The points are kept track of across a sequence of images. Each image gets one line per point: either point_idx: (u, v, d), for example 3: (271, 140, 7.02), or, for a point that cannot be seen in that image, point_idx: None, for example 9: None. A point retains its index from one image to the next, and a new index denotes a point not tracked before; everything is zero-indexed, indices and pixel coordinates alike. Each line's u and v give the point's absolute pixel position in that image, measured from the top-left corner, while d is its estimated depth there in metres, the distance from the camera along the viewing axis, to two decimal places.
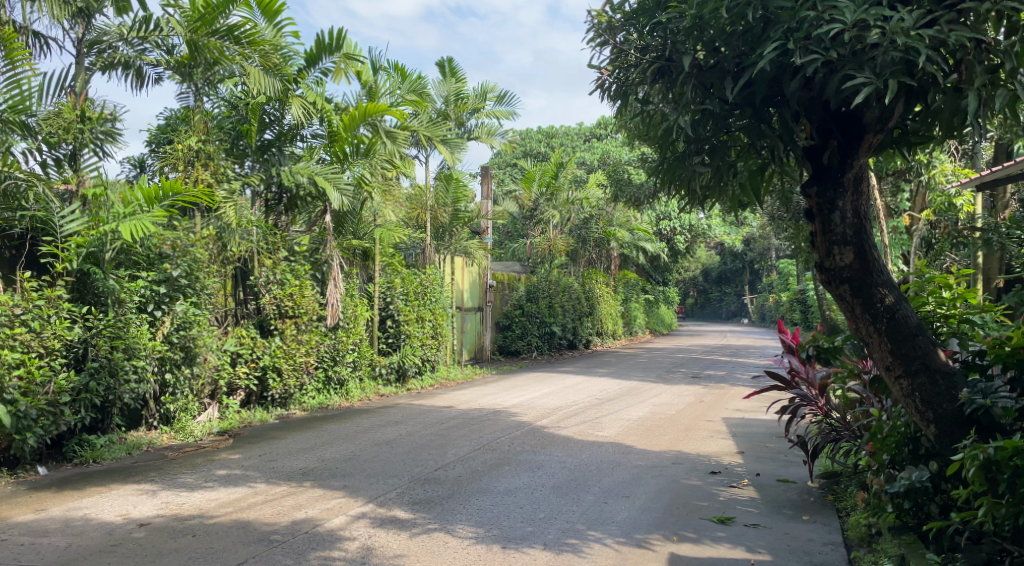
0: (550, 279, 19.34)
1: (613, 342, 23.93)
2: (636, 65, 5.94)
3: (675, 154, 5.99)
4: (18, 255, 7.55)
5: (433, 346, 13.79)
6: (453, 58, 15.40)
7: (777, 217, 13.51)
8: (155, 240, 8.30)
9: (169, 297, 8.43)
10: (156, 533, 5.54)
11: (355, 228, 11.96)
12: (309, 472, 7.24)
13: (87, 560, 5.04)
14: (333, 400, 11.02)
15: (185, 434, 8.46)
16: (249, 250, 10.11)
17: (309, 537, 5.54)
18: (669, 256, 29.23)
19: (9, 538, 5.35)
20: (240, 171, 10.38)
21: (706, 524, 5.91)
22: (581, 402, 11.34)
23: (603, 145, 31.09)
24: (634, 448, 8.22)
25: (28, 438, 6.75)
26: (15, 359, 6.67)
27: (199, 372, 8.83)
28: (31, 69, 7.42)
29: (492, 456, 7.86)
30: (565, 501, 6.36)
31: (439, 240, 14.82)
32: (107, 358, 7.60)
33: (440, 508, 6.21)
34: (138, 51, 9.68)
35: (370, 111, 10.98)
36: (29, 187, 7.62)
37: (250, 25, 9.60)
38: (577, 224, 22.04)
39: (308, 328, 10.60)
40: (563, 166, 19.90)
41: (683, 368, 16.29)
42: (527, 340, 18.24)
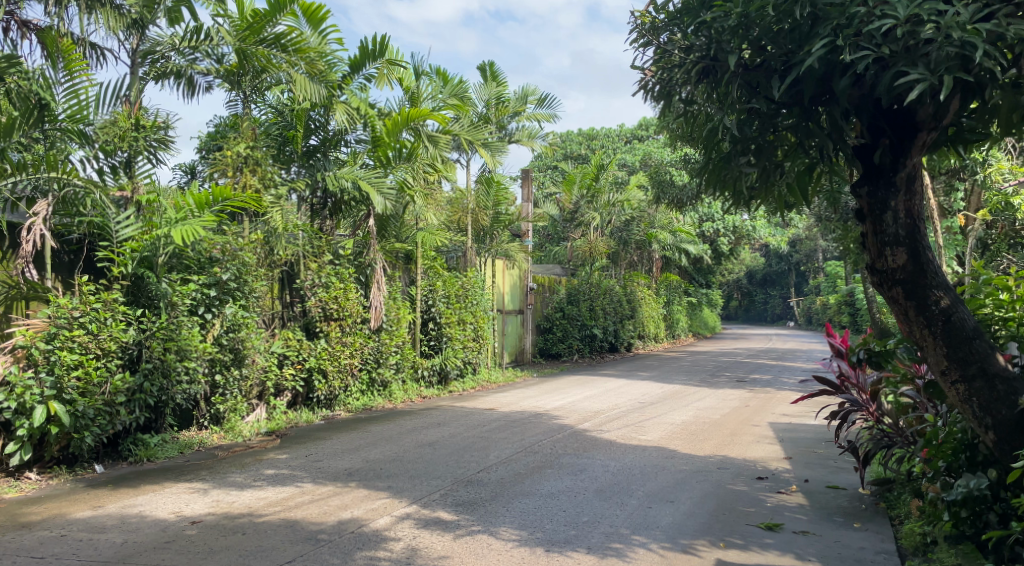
0: (591, 282, 19.28)
1: (656, 345, 23.78)
2: (679, 64, 5.90)
3: (721, 155, 5.93)
4: (76, 259, 7.88)
5: (475, 348, 13.85)
6: (494, 61, 15.46)
7: (825, 218, 13.26)
8: (206, 245, 8.44)
9: (219, 300, 8.59)
10: (207, 531, 5.65)
11: (398, 231, 12.03)
12: (355, 473, 7.33)
13: (142, 556, 5.16)
14: (377, 401, 11.15)
15: (235, 434, 8.63)
16: (296, 254, 10.26)
17: (355, 537, 5.60)
18: (713, 258, 28.91)
19: (68, 533, 5.50)
20: (286, 177, 10.57)
21: (753, 530, 5.84)
22: (623, 405, 11.29)
23: (645, 145, 30.85)
24: (679, 452, 8.17)
25: (86, 436, 6.97)
26: (73, 359, 6.89)
27: (248, 373, 8.97)
28: (88, 78, 7.63)
29: (535, 459, 7.87)
30: (608, 505, 6.34)
31: (480, 243, 14.91)
32: (161, 359, 7.76)
33: (484, 510, 6.23)
34: (189, 60, 9.73)
35: (412, 115, 11.07)
36: (87, 194, 7.66)
37: (296, 33, 9.74)
38: (618, 227, 21.77)
39: (352, 330, 10.75)
40: (604, 168, 19.81)
41: (727, 371, 16.11)
42: (569, 342, 18.22)
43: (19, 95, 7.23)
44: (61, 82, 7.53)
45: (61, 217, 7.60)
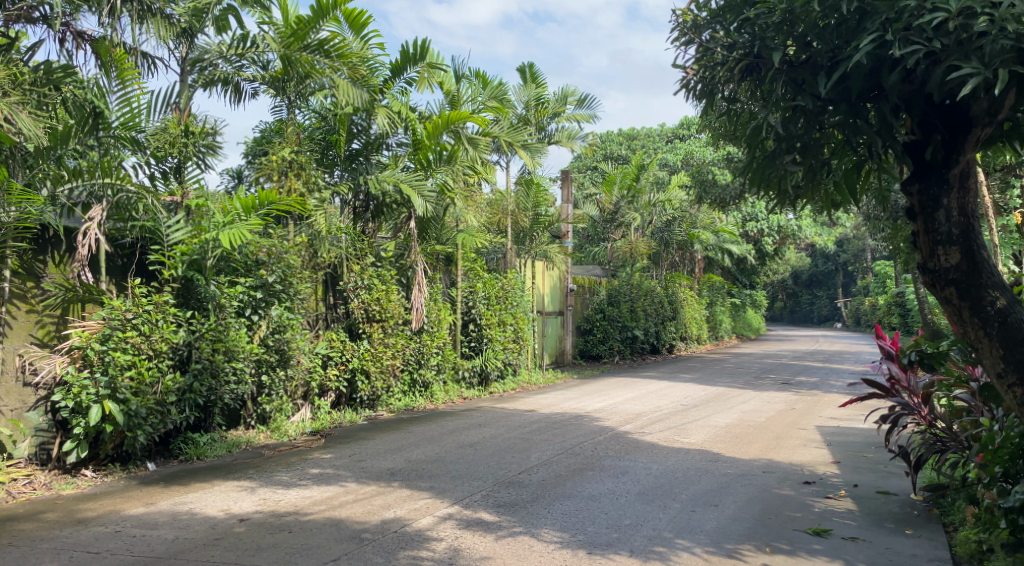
0: (632, 283, 19.18)
1: (698, 347, 23.55)
2: (723, 63, 5.84)
3: (765, 154, 5.85)
4: (129, 262, 8.06)
5: (515, 350, 13.87)
6: (534, 62, 15.46)
7: (874, 217, 13.00)
8: (253, 249, 8.58)
9: (265, 301, 8.74)
10: (255, 528, 5.75)
11: (438, 233, 12.09)
12: (397, 473, 7.39)
13: (191, 552, 5.26)
14: (418, 402, 11.23)
15: (281, 434, 8.80)
16: (339, 257, 10.38)
17: (398, 536, 5.65)
18: (756, 258, 28.56)
19: (122, 529, 5.64)
20: (329, 180, 10.71)
21: (801, 535, 5.76)
22: (665, 407, 11.21)
23: (686, 145, 30.57)
24: (723, 456, 8.09)
25: (138, 435, 7.12)
26: (126, 360, 7.04)
27: (293, 374, 9.10)
28: (140, 87, 7.76)
29: (577, 461, 7.86)
30: (651, 508, 6.30)
31: (520, 244, 14.94)
32: (209, 360, 7.92)
33: (525, 512, 6.24)
34: (236, 67, 9.95)
35: (453, 118, 11.08)
36: (139, 199, 7.84)
37: (339, 38, 9.85)
38: (659, 228, 21.62)
39: (394, 332, 10.84)
40: (645, 168, 19.71)
41: (771, 373, 15.89)
42: (609, 344, 18.16)
43: (74, 104, 7.42)
44: (114, 91, 7.68)
45: (116, 222, 7.77)
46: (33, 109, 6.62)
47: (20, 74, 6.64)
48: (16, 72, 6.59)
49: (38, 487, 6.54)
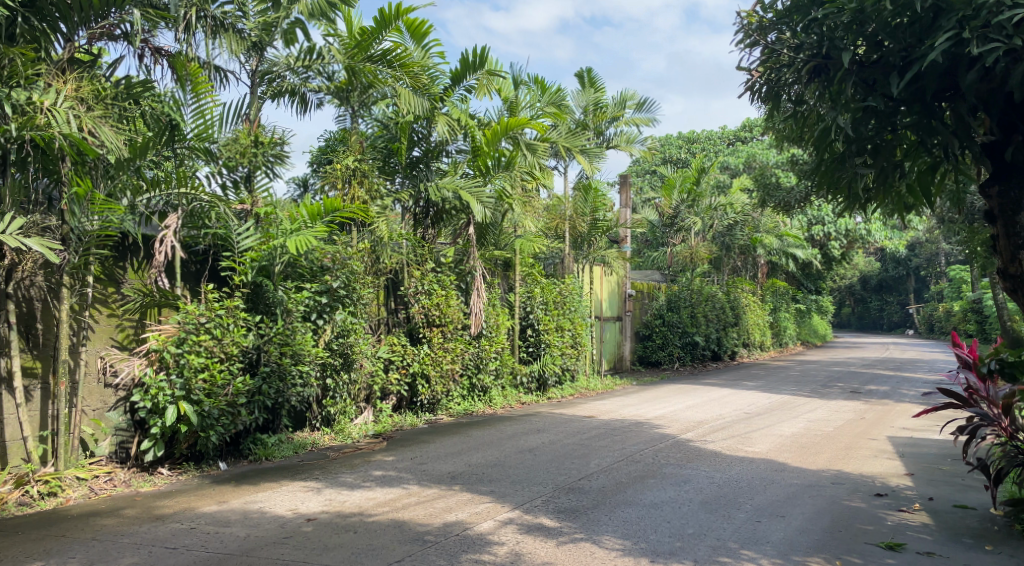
0: (692, 288, 18.95)
1: (761, 354, 23.12)
2: (790, 64, 5.83)
3: (833, 156, 5.83)
4: (202, 268, 8.36)
5: (573, 355, 13.83)
6: (592, 67, 15.41)
7: (948, 219, 12.60)
8: (317, 255, 8.77)
9: (330, 306, 8.91)
10: (322, 528, 5.86)
11: (496, 239, 12.12)
12: (458, 476, 7.45)
13: (262, 551, 5.38)
14: (477, 407, 11.30)
15: (344, 436, 8.97)
16: (400, 262, 10.50)
17: (460, 539, 5.69)
18: (822, 263, 27.91)
19: (196, 526, 5.81)
20: (391, 188, 10.88)
21: (873, 549, 5.61)
22: (728, 415, 11.04)
23: (748, 147, 30.13)
24: (789, 466, 7.93)
25: (211, 435, 7.34)
26: (200, 363, 7.25)
27: (357, 377, 9.27)
28: (213, 99, 8.00)
29: (638, 468, 7.80)
30: (715, 517, 6.22)
31: (578, 249, 14.90)
32: (278, 363, 8.13)
33: (586, 518, 6.22)
34: (302, 78, 10.14)
35: (511, 124, 11.16)
36: (212, 208, 8.01)
37: (401, 49, 10.05)
38: (720, 232, 21.10)
39: (453, 336, 10.92)
40: (705, 171, 19.49)
41: (838, 381, 15.50)
42: (669, 350, 17.99)
43: (152, 117, 7.51)
44: (188, 104, 7.91)
45: (189, 230, 8.02)
46: (114, 122, 6.81)
47: (103, 89, 6.81)
48: (99, 87, 6.75)
49: (118, 484, 6.78)
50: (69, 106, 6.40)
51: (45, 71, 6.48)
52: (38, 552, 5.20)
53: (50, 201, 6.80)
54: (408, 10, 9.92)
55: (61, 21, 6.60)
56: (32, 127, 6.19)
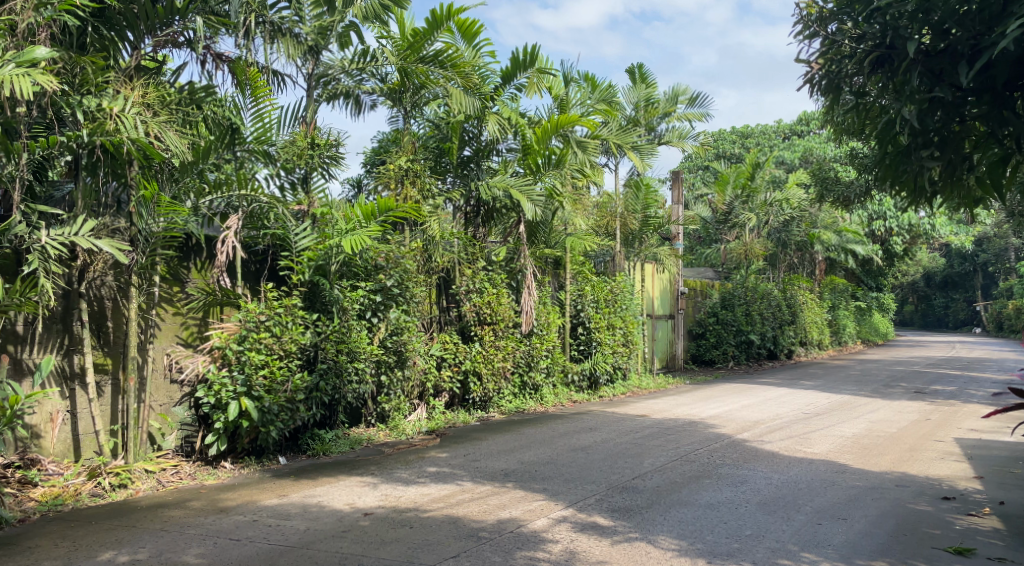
0: (747, 285, 18.66)
1: (819, 353, 22.65)
2: (851, 55, 5.80)
3: (898, 149, 5.67)
4: (261, 268, 8.55)
5: (625, 354, 13.74)
6: (642, 63, 15.24)
7: (1018, 213, 12.17)
8: (372, 254, 8.85)
9: (384, 304, 9.01)
10: (379, 523, 5.93)
11: (546, 237, 12.12)
12: (511, 474, 7.47)
13: (321, 544, 5.47)
14: (529, 405, 11.31)
15: (399, 432, 9.07)
16: (452, 261, 10.57)
17: (515, 536, 5.70)
18: (884, 259, 27.20)
19: (258, 519, 5.93)
20: (442, 187, 10.95)
21: (940, 554, 5.45)
22: (785, 415, 10.85)
23: (805, 141, 29.55)
24: (850, 467, 7.76)
25: (271, 431, 7.48)
26: (260, 360, 7.41)
27: (410, 374, 9.36)
28: (271, 103, 8.15)
29: (693, 468, 7.72)
30: (773, 519, 6.11)
31: (629, 246, 14.78)
32: (334, 360, 8.24)
33: (641, 517, 6.17)
34: (357, 80, 10.27)
35: (562, 122, 11.11)
36: (271, 209, 8.16)
37: (452, 49, 10.11)
38: (776, 228, 20.96)
39: (504, 334, 10.95)
40: (760, 166, 19.06)
41: (901, 380, 15.10)
42: (723, 348, 17.73)
43: (213, 121, 7.60)
44: (248, 108, 8.05)
45: (250, 230, 8.21)
46: (179, 127, 6.95)
47: (168, 95, 6.93)
48: (163, 92, 6.89)
49: (185, 477, 6.96)
50: (137, 111, 6.51)
51: (114, 79, 6.64)
52: (109, 542, 5.36)
53: (119, 203, 6.99)
54: (459, 10, 9.96)
55: (129, 29, 6.86)
56: (102, 132, 6.31)
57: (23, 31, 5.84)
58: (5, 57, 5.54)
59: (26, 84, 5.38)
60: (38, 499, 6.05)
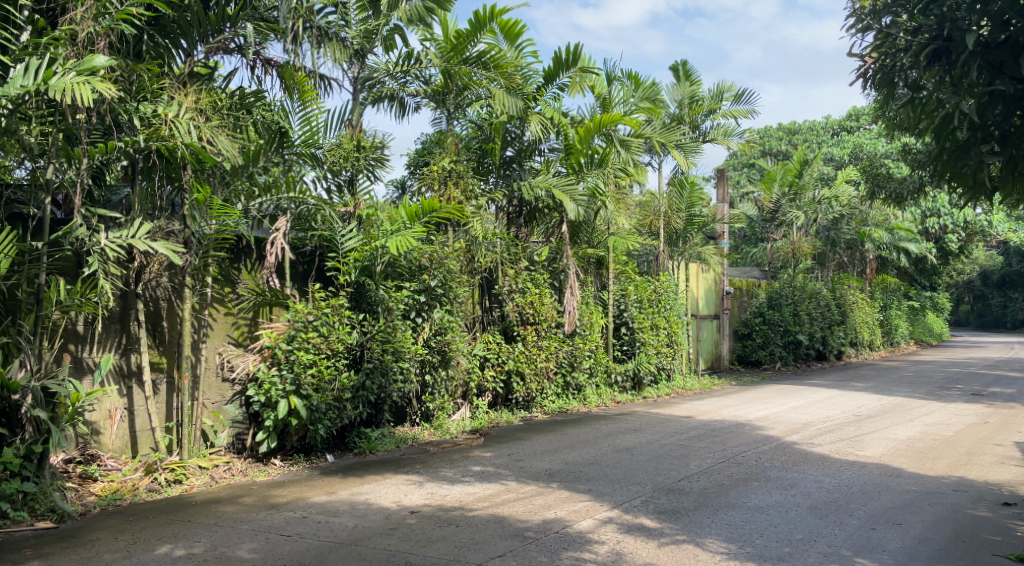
0: (794, 285, 18.37)
1: (870, 353, 22.19)
2: (906, 48, 5.70)
3: (956, 145, 5.55)
4: (309, 269, 8.67)
5: (669, 354, 13.62)
6: (687, 59, 15.10)
7: None
8: (416, 255, 8.92)
9: (428, 305, 9.08)
10: (426, 521, 5.97)
11: (589, 237, 12.06)
12: (556, 474, 7.47)
13: (369, 541, 5.52)
14: (572, 405, 11.30)
15: (443, 431, 9.13)
16: (494, 262, 10.58)
17: (561, 537, 5.70)
18: (938, 257, 26.54)
19: (308, 515, 6.01)
20: (485, 188, 10.98)
21: (1000, 561, 5.31)
22: (835, 417, 10.65)
23: (855, 137, 29.00)
24: (904, 471, 7.59)
25: (319, 429, 7.60)
26: (309, 359, 7.52)
27: (454, 374, 9.42)
28: (319, 106, 8.25)
29: (741, 470, 7.63)
30: (825, 523, 6.01)
31: (673, 246, 14.63)
32: (380, 359, 8.32)
33: (688, 520, 6.12)
34: (401, 83, 10.28)
35: (605, 121, 11.03)
36: (318, 211, 8.28)
37: (495, 50, 10.08)
38: (825, 225, 20.92)
39: (547, 334, 10.93)
40: (808, 163, 18.50)
41: (957, 382, 14.72)
42: (770, 349, 17.48)
43: (263, 125, 7.76)
44: (296, 112, 8.14)
45: (298, 232, 8.32)
46: (230, 132, 7.09)
47: (219, 100, 7.12)
48: (215, 98, 7.03)
49: (237, 473, 7.09)
50: (190, 117, 6.67)
51: (169, 86, 6.83)
52: (167, 536, 5.48)
53: (173, 206, 7.10)
54: (502, 11, 9.97)
55: (182, 37, 7.00)
56: (158, 138, 6.52)
57: (83, 40, 5.99)
58: (66, 66, 5.70)
59: (87, 91, 5.52)
60: (98, 494, 6.22)
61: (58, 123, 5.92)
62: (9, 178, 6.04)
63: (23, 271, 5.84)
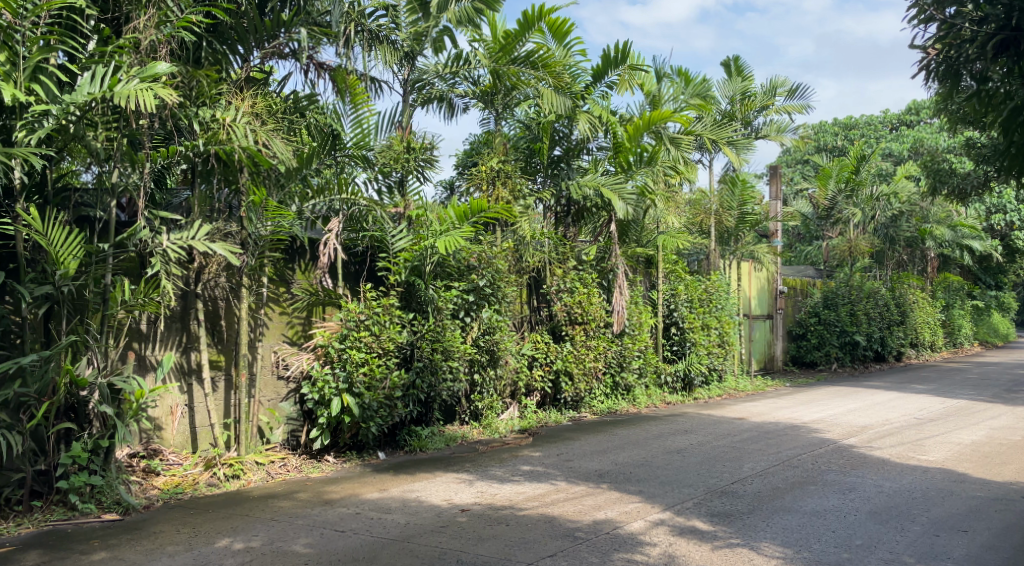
0: (851, 284, 18.00)
1: (931, 355, 21.60)
2: (971, 39, 5.61)
3: None
4: (360, 269, 8.81)
5: (721, 355, 13.47)
6: (738, 55, 14.92)
7: None
8: (464, 255, 9.00)
9: (477, 304, 9.15)
10: (476, 520, 6.03)
11: (638, 236, 12.05)
12: (605, 474, 7.46)
13: (421, 538, 5.60)
14: (621, 405, 11.27)
15: (492, 430, 9.20)
16: (542, 261, 10.63)
17: (612, 538, 5.70)
18: (1004, 255, 25.72)
19: (361, 512, 6.11)
20: (533, 187, 11.02)
21: None
22: (895, 421, 10.40)
23: (916, 132, 28.32)
24: (968, 477, 7.39)
25: (371, 426, 7.71)
26: (361, 358, 7.65)
27: (502, 373, 9.48)
28: (371, 109, 8.33)
29: (796, 474, 7.52)
30: (886, 529, 5.90)
31: (725, 245, 14.50)
32: (430, 358, 8.42)
33: (742, 523, 6.06)
34: (450, 84, 10.31)
35: (654, 119, 10.97)
36: (370, 212, 8.35)
37: (544, 50, 10.11)
38: (883, 224, 20.19)
39: (595, 334, 10.92)
40: (866, 158, 18.06)
41: None
42: (825, 350, 17.16)
43: (316, 128, 7.85)
44: (348, 114, 8.25)
45: (350, 233, 8.39)
46: (284, 135, 7.24)
47: (274, 104, 7.25)
48: (270, 102, 7.18)
49: (291, 469, 7.26)
50: (247, 121, 6.84)
51: (226, 90, 6.98)
52: (225, 529, 5.63)
53: (230, 208, 7.34)
54: (551, 10, 10.00)
55: (239, 43, 7.22)
56: (216, 142, 6.66)
57: (146, 48, 6.21)
58: (129, 73, 5.91)
59: (149, 96, 5.69)
60: (161, 487, 6.42)
61: (123, 128, 6.13)
62: (77, 182, 6.26)
63: (90, 272, 6.00)
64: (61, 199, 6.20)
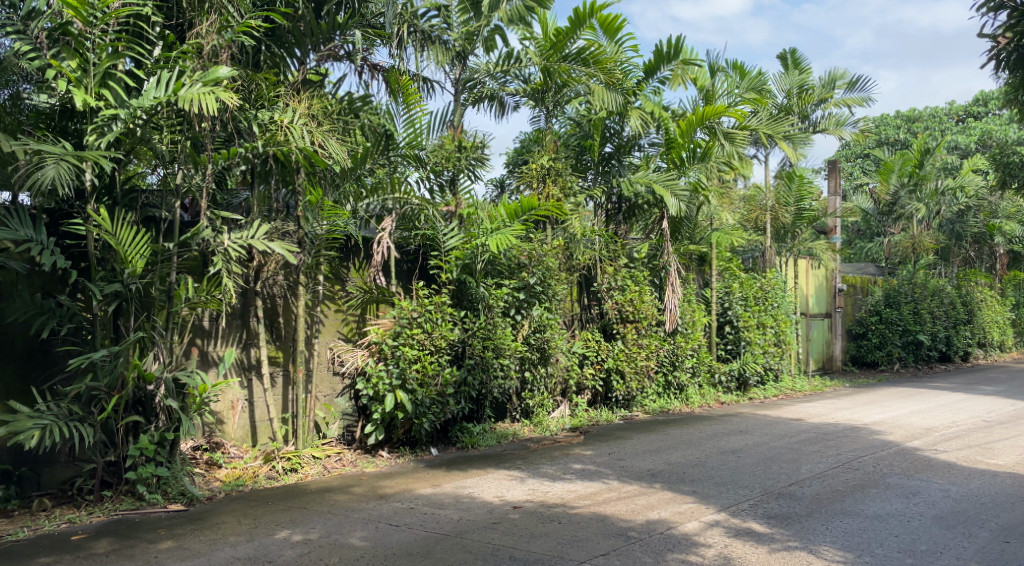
0: (915, 282, 17.57)
1: (1000, 355, 20.92)
2: None
3: None
4: (413, 266, 8.93)
5: (777, 354, 13.28)
6: (796, 48, 14.66)
7: None
8: (515, 252, 9.05)
9: (527, 302, 9.20)
10: (528, 517, 6.07)
11: (692, 234, 11.87)
12: (658, 474, 7.43)
13: (474, 533, 5.66)
14: (673, 404, 11.18)
15: (543, 428, 9.21)
16: (593, 259, 10.64)
17: (665, 538, 5.68)
18: None
19: (415, 507, 6.20)
20: (584, 185, 11.03)
21: None
22: (961, 423, 10.12)
23: (983, 125, 27.60)
24: None
25: (424, 422, 7.83)
26: (414, 355, 7.72)
27: (553, 370, 9.50)
28: (422, 109, 8.31)
29: (857, 477, 7.38)
30: (952, 535, 5.76)
31: (781, 241, 14.30)
32: (481, 356, 8.50)
33: (800, 526, 5.99)
34: (501, 83, 10.36)
35: (708, 114, 10.83)
36: (422, 212, 8.48)
37: (595, 46, 10.10)
38: (950, 219, 19.70)
39: (647, 333, 10.85)
40: (930, 152, 17.54)
41: None
42: (887, 350, 16.75)
43: (370, 129, 7.89)
44: (400, 115, 8.28)
45: (402, 232, 8.54)
46: (340, 135, 7.35)
47: (330, 106, 7.40)
48: (326, 103, 7.32)
49: (347, 464, 7.40)
50: (304, 122, 6.96)
51: (284, 93, 7.14)
52: (284, 522, 5.77)
53: (287, 208, 7.50)
54: (602, 7, 9.98)
55: (296, 46, 7.36)
56: (274, 143, 6.79)
57: (208, 52, 6.38)
58: (192, 78, 6.02)
59: (211, 100, 5.84)
60: (223, 479, 6.61)
61: (187, 131, 6.35)
62: (144, 183, 6.48)
63: (157, 270, 6.21)
64: (130, 200, 6.41)
